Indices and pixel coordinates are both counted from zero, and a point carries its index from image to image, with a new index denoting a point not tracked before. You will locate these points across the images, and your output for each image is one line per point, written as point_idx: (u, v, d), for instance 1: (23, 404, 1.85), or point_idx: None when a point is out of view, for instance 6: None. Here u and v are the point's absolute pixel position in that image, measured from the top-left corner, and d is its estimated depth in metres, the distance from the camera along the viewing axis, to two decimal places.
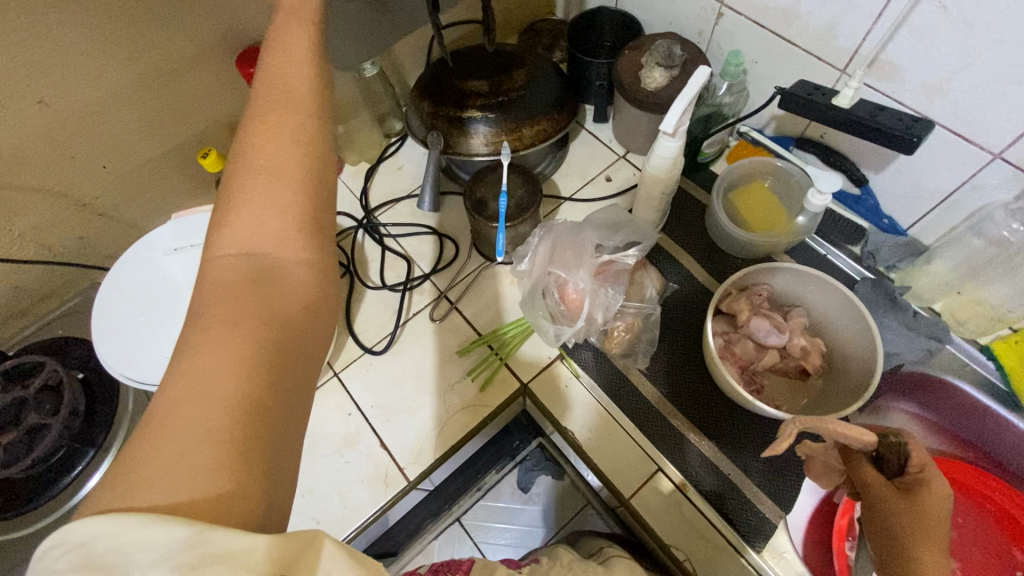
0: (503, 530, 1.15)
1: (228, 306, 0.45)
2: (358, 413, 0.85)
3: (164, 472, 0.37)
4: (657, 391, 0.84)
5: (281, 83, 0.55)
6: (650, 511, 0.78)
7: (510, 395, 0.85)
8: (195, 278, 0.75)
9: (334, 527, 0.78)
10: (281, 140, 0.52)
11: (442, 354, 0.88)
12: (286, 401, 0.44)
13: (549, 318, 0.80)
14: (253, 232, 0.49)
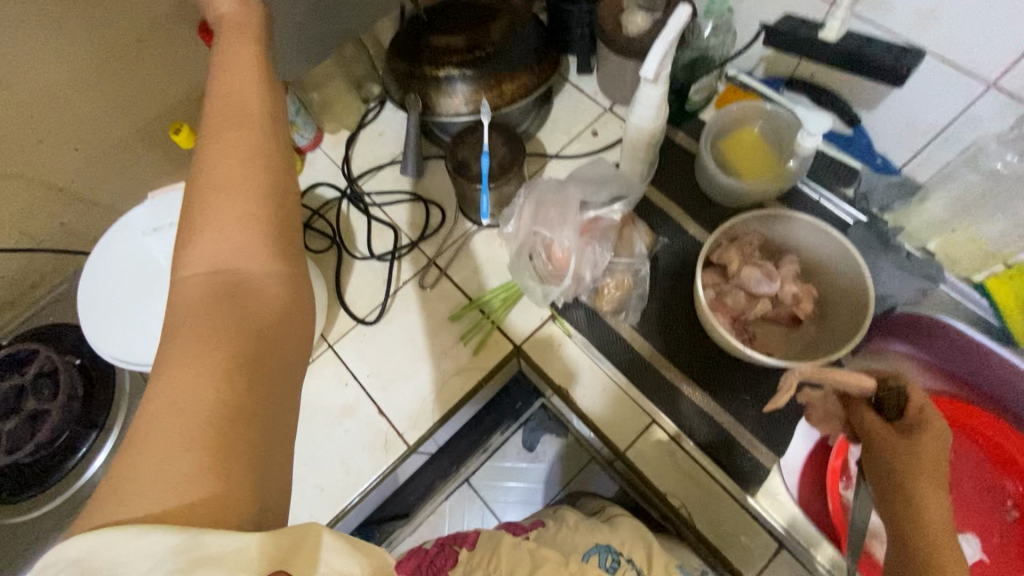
0: (509, 488, 1.17)
1: (201, 319, 0.45)
2: (355, 383, 0.86)
3: (152, 484, 0.37)
4: (650, 346, 0.84)
5: (235, 94, 0.54)
6: (646, 462, 0.79)
7: (503, 358, 0.85)
8: (175, 256, 0.74)
9: (339, 493, 0.80)
10: (234, 156, 0.51)
11: (434, 321, 0.88)
12: (272, 405, 0.44)
13: (537, 278, 0.80)
14: (218, 247, 0.48)
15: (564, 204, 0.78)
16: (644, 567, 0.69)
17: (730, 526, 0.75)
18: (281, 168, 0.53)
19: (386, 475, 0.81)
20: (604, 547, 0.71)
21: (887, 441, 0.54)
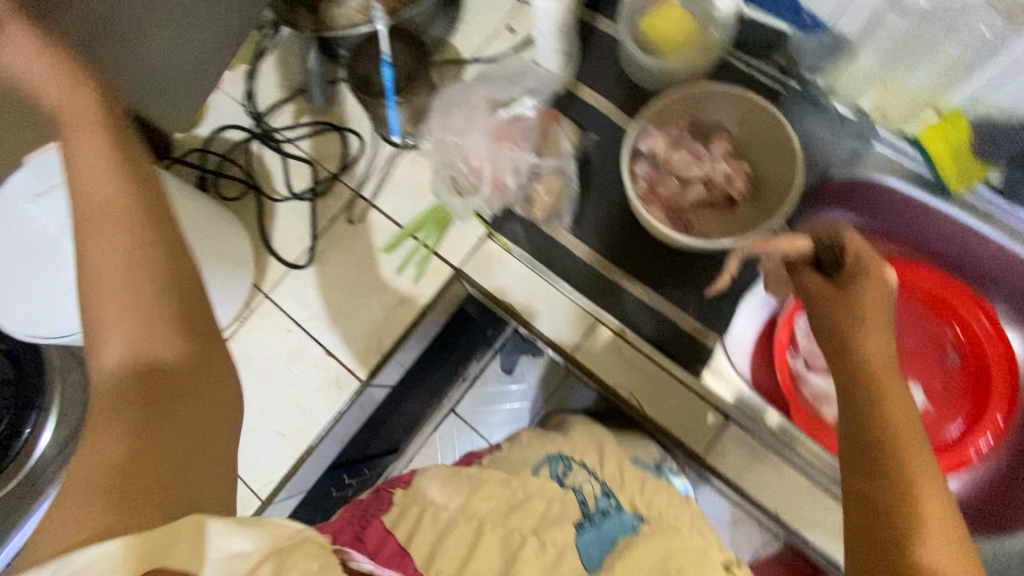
0: (494, 412, 1.14)
1: (114, 391, 0.48)
2: (298, 328, 0.84)
3: (52, 532, 0.39)
4: (589, 248, 0.83)
5: (94, 164, 0.52)
6: (595, 361, 0.80)
7: (445, 283, 0.83)
8: (70, 224, 0.68)
9: (300, 435, 0.81)
10: (112, 227, 0.50)
11: (368, 255, 0.85)
12: (172, 446, 0.46)
13: (457, 193, 0.83)
14: (122, 318, 0.50)
15: (472, 111, 0.83)
16: (594, 468, 0.77)
17: (679, 409, 0.78)
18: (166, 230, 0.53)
19: (343, 411, 0.81)
20: (555, 457, 0.78)
21: (833, 309, 0.51)
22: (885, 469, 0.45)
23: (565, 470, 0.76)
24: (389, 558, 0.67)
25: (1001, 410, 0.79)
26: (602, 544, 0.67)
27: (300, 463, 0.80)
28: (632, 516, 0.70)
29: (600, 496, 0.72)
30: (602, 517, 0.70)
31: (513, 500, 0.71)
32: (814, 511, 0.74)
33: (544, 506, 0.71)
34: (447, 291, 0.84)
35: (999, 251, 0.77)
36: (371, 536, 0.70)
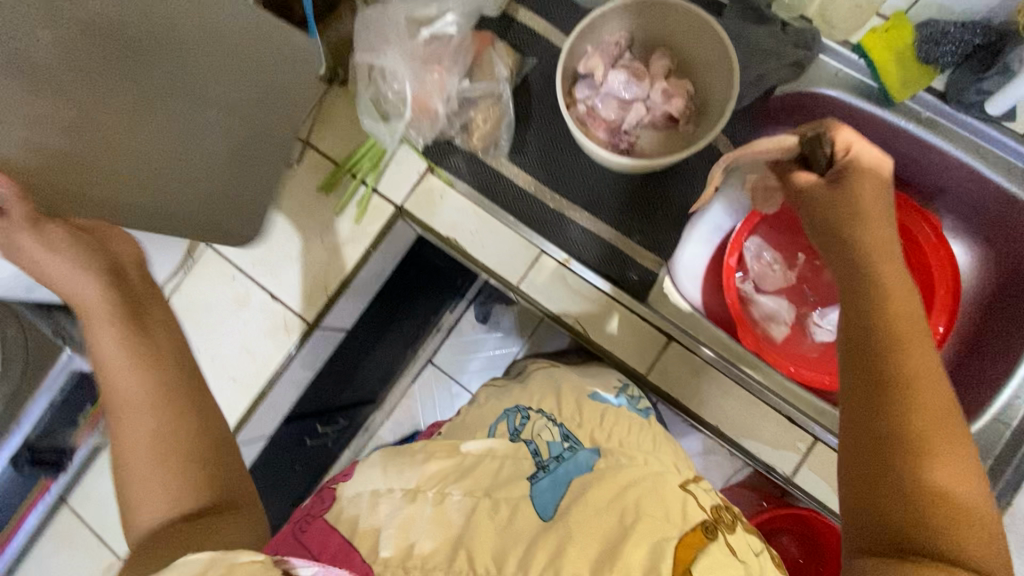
0: (471, 360, 1.21)
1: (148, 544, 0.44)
2: (242, 275, 0.83)
3: None
4: (532, 178, 0.81)
5: (116, 350, 0.50)
6: (538, 291, 0.79)
7: (386, 221, 0.82)
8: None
9: (252, 379, 0.81)
10: (132, 405, 0.48)
11: (307, 197, 0.83)
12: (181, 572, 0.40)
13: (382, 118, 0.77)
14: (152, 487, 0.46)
15: (392, 28, 0.75)
16: (553, 415, 0.70)
17: (625, 334, 0.78)
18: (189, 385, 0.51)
19: (293, 354, 0.82)
20: (513, 411, 0.71)
21: (837, 205, 0.50)
22: (886, 364, 0.44)
23: (523, 421, 0.69)
24: (330, 555, 0.53)
25: (945, 318, 0.78)
26: (555, 488, 0.56)
27: (253, 407, 0.81)
28: (589, 454, 0.61)
29: (555, 443, 0.64)
30: (557, 463, 0.60)
31: (465, 464, 0.61)
32: (755, 423, 0.76)
33: (497, 463, 0.61)
34: (390, 229, 0.83)
35: (941, 158, 0.77)
36: (310, 537, 0.56)
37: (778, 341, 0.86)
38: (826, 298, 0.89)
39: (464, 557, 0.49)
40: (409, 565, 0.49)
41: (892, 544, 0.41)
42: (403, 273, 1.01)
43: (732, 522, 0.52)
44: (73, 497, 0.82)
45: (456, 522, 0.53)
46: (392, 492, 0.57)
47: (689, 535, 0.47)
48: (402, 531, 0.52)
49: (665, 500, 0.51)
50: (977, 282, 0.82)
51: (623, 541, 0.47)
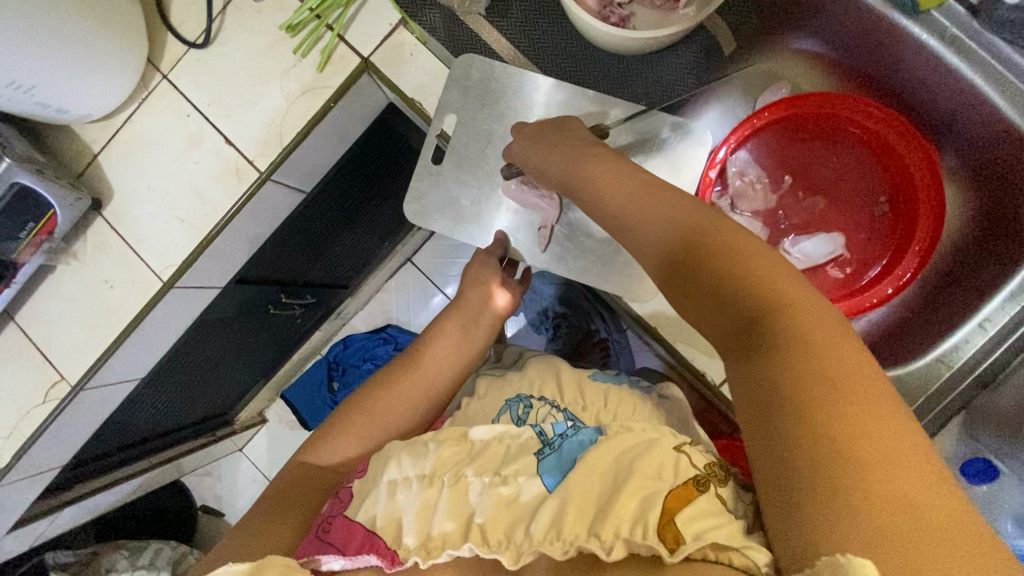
0: (449, 265, 1.28)
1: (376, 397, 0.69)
2: (196, 113, 0.79)
3: (330, 452, 0.65)
4: (511, 46, 0.76)
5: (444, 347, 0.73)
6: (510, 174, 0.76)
7: (350, 73, 0.76)
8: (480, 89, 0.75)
9: (198, 222, 0.79)
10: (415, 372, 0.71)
11: (271, 37, 0.77)
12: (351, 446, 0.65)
13: None
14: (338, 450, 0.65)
15: None
16: (556, 402, 0.68)
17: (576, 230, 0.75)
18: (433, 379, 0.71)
19: (244, 203, 0.78)
20: (515, 400, 0.69)
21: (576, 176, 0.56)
22: (719, 259, 0.45)
23: (526, 410, 0.67)
24: (355, 546, 0.51)
25: (919, 257, 0.76)
26: (562, 465, 0.53)
27: (198, 251, 0.79)
28: (589, 430, 0.57)
29: (559, 423, 0.60)
30: (562, 440, 0.57)
31: (480, 454, 0.57)
32: (696, 332, 0.75)
33: (505, 448, 0.57)
34: (355, 85, 0.77)
35: (955, 83, 0.70)
36: (334, 531, 0.53)
37: None
38: (801, 226, 0.86)
39: (481, 530, 0.49)
40: (431, 545, 0.49)
41: (777, 396, 0.39)
42: (375, 152, 0.96)
43: (725, 475, 0.50)
44: (18, 314, 0.82)
45: (468, 503, 0.52)
46: (407, 479, 0.56)
47: (679, 487, 0.46)
48: (421, 518, 0.52)
49: (649, 458, 0.50)
50: (962, 220, 0.78)
51: (612, 506, 0.45)
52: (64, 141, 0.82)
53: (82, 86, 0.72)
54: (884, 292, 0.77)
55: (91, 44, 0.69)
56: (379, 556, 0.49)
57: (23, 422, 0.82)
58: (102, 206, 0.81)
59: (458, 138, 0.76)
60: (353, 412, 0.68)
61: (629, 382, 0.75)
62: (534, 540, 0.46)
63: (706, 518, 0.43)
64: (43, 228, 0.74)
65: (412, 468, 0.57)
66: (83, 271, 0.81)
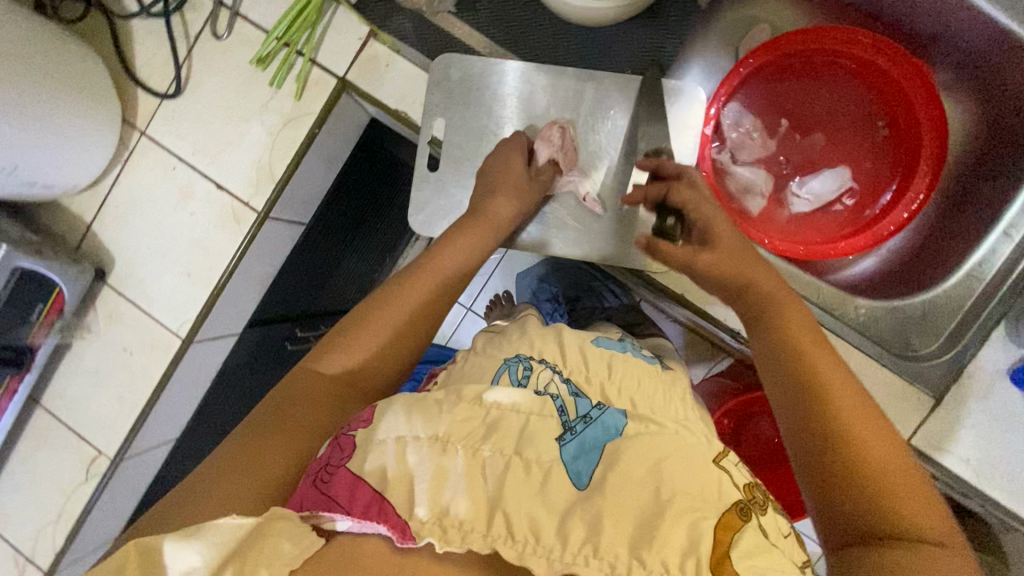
0: None
1: (367, 326, 0.58)
2: (182, 164, 0.77)
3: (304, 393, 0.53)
4: (485, 38, 0.74)
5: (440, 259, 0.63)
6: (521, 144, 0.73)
7: (330, 95, 0.75)
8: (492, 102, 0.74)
9: (205, 274, 0.78)
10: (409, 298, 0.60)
11: (242, 73, 0.76)
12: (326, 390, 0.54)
13: None
14: (313, 388, 0.54)
15: None
16: (558, 365, 0.56)
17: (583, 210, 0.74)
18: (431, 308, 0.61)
19: (246, 247, 0.77)
20: (513, 359, 0.56)
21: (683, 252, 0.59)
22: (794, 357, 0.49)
23: (526, 373, 0.54)
24: (362, 508, 0.42)
25: (930, 174, 0.74)
26: (589, 459, 0.47)
27: (210, 302, 0.78)
28: (614, 413, 0.50)
29: (582, 400, 0.52)
30: (585, 424, 0.49)
31: (497, 426, 0.48)
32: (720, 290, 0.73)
33: (522, 421, 0.49)
34: (336, 107, 0.76)
35: None
36: (337, 485, 0.43)
37: (753, 214, 0.83)
38: (805, 167, 0.85)
39: (505, 518, 0.42)
40: (447, 523, 0.42)
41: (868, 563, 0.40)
42: (364, 168, 0.95)
43: (764, 498, 0.47)
44: (45, 396, 0.82)
45: (489, 480, 0.45)
46: (418, 438, 0.46)
47: (724, 512, 0.42)
48: (438, 483, 0.44)
49: (689, 474, 0.45)
50: (964, 143, 0.77)
51: (659, 523, 0.41)
52: (57, 216, 0.81)
53: (64, 157, 0.70)
54: (903, 216, 0.74)
55: (64, 114, 0.68)
56: (389, 526, 0.41)
57: (70, 503, 0.82)
58: (106, 274, 0.80)
59: (451, 140, 0.74)
60: (340, 345, 0.57)
61: (637, 350, 0.63)
62: (564, 549, 0.40)
63: (760, 554, 0.40)
64: (53, 306, 0.74)
65: (424, 428, 0.47)
66: (99, 343, 0.80)
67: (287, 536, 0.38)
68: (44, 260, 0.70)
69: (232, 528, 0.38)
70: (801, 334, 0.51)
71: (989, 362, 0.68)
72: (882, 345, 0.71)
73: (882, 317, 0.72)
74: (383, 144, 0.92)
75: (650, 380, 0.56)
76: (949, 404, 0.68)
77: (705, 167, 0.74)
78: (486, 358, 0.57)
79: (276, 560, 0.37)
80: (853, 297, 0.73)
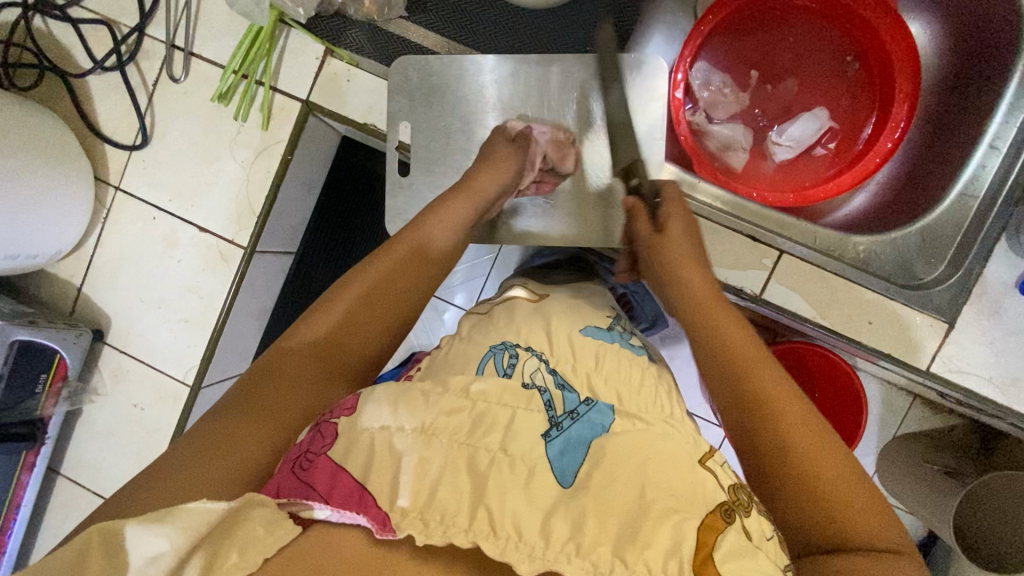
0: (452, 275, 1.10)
1: (352, 301, 0.55)
2: (162, 213, 0.77)
3: (284, 376, 0.49)
4: (441, 39, 0.74)
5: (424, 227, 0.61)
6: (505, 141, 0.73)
7: (296, 120, 0.74)
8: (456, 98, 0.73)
9: (203, 317, 0.77)
10: (394, 269, 0.57)
11: (205, 112, 0.75)
12: (306, 370, 0.50)
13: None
14: (292, 369, 0.50)
15: None
16: (545, 353, 0.55)
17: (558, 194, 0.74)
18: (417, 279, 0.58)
19: (238, 286, 0.77)
20: (498, 346, 0.55)
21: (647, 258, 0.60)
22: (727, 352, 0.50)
23: (512, 362, 0.53)
24: (342, 498, 0.40)
25: (908, 100, 0.74)
26: (573, 456, 0.45)
27: (211, 346, 0.77)
28: (602, 409, 0.49)
29: (569, 395, 0.50)
30: (571, 420, 0.48)
31: (482, 417, 0.46)
32: (714, 249, 0.71)
33: (509, 414, 0.47)
34: (305, 130, 0.75)
35: None
36: (317, 474, 0.41)
37: (736, 170, 0.83)
38: (781, 114, 0.84)
39: (488, 513, 0.39)
40: (429, 515, 0.39)
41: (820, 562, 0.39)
42: (345, 186, 0.94)
43: (749, 500, 0.45)
44: (65, 466, 0.82)
45: (473, 474, 0.42)
46: (403, 428, 0.44)
47: (708, 515, 0.41)
48: (420, 476, 0.41)
49: (671, 475, 0.43)
50: (934, 68, 0.77)
51: (644, 518, 0.40)
52: (46, 285, 0.80)
53: (41, 225, 0.70)
54: (887, 147, 0.74)
55: (31, 181, 0.68)
56: (369, 517, 0.39)
57: None
58: (104, 335, 0.79)
59: (418, 143, 0.73)
60: (321, 322, 0.53)
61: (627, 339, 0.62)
62: (546, 546, 0.37)
63: (747, 555, 0.38)
64: (56, 375, 0.74)
65: (410, 420, 0.45)
66: (108, 404, 0.80)
67: (262, 523, 0.37)
68: (39, 330, 0.70)
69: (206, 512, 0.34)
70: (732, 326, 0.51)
71: (995, 279, 0.67)
72: (886, 279, 0.70)
73: (882, 252, 0.71)
74: (356, 159, 0.92)
75: (641, 374, 0.57)
76: (964, 327, 0.67)
77: (681, 131, 0.72)
78: (472, 345, 0.57)
79: (252, 549, 0.36)
80: (852, 236, 0.71)
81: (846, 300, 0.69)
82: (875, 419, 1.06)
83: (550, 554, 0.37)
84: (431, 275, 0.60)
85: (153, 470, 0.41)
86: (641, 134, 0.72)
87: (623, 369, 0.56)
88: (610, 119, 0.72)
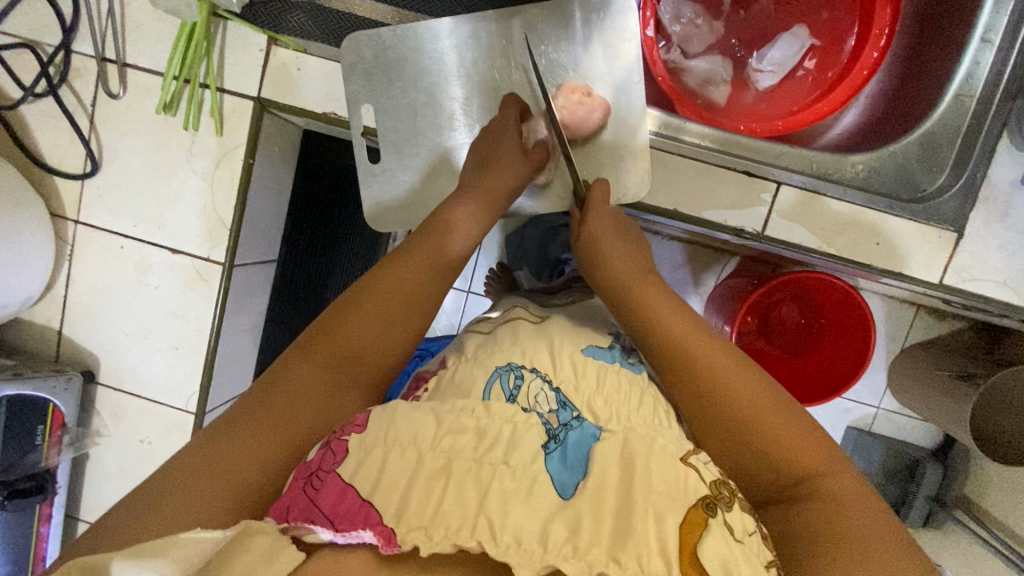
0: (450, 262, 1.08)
1: (367, 307, 0.53)
2: (128, 240, 0.73)
3: (292, 393, 0.47)
4: (391, 8, 0.70)
5: (437, 230, 0.59)
6: (468, 111, 0.69)
7: (251, 120, 0.69)
8: (421, 70, 0.68)
9: (192, 342, 0.74)
10: (408, 274, 0.55)
11: (152, 128, 0.70)
12: (314, 390, 0.48)
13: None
14: (300, 385, 0.48)
15: None
16: (549, 374, 0.53)
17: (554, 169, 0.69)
18: (429, 287, 0.56)
19: (224, 303, 0.73)
20: (504, 367, 0.53)
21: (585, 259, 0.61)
22: (663, 347, 0.52)
23: (518, 383, 0.52)
24: (347, 517, 0.39)
25: (890, 3, 0.70)
26: (573, 469, 0.44)
27: (206, 369, 0.74)
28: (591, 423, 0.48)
29: (560, 411, 0.49)
30: (567, 430, 0.47)
31: (486, 432, 0.45)
32: (712, 190, 0.68)
33: (510, 429, 0.46)
34: (262, 130, 0.71)
35: None
36: (326, 492, 0.39)
37: (720, 103, 0.79)
38: (761, 37, 0.79)
39: (489, 521, 0.38)
40: (433, 529, 0.38)
41: (807, 525, 0.42)
42: (319, 177, 0.89)
43: (732, 494, 0.43)
44: (82, 511, 0.80)
45: (479, 483, 0.41)
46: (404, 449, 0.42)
47: (689, 510, 0.40)
48: (427, 492, 0.40)
49: (664, 474, 0.42)
50: None
51: (632, 513, 0.39)
52: (25, 334, 0.77)
53: (5, 274, 0.67)
54: (873, 58, 0.71)
55: None
56: (375, 533, 0.38)
57: None
58: (94, 374, 0.76)
59: (384, 126, 0.69)
60: (336, 328, 0.52)
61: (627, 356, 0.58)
62: (546, 550, 0.37)
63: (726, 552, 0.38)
64: (53, 424, 0.72)
65: (410, 437, 0.43)
66: (113, 444, 0.78)
67: (263, 549, 0.37)
68: (25, 381, 0.69)
69: (199, 541, 0.34)
70: (660, 308, 0.54)
71: (1000, 180, 0.65)
72: (889, 196, 0.67)
73: (883, 167, 0.68)
74: (326, 152, 0.88)
75: (641, 393, 0.53)
76: (974, 235, 0.65)
77: (658, 71, 0.73)
78: (475, 365, 0.55)
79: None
80: (849, 156, 0.68)
81: (852, 221, 0.66)
82: (882, 335, 1.06)
83: (550, 556, 0.37)
84: (427, 273, 0.56)
85: (152, 485, 0.40)
86: (618, 80, 0.67)
87: (623, 390, 0.53)
88: (584, 68, 0.67)
